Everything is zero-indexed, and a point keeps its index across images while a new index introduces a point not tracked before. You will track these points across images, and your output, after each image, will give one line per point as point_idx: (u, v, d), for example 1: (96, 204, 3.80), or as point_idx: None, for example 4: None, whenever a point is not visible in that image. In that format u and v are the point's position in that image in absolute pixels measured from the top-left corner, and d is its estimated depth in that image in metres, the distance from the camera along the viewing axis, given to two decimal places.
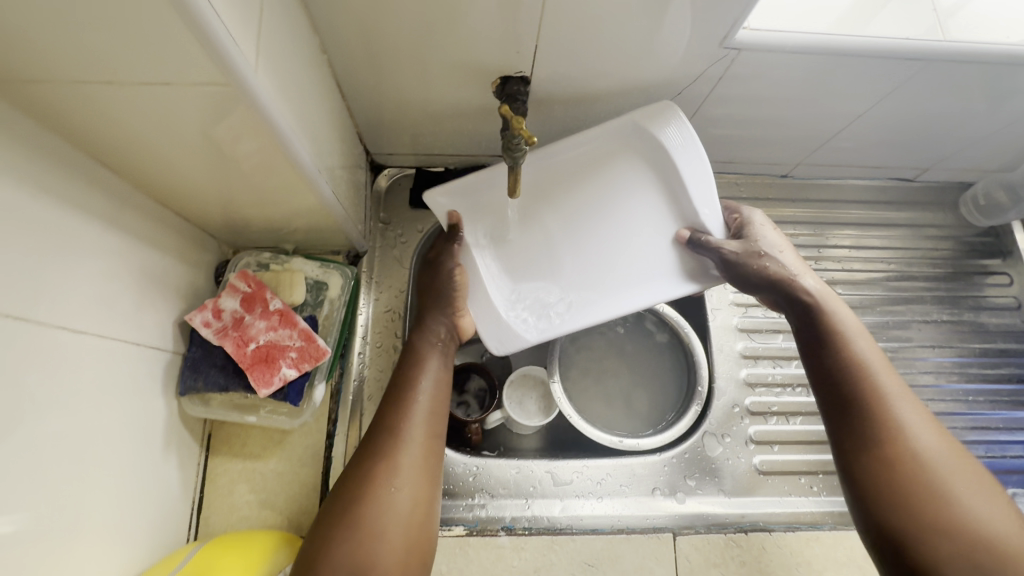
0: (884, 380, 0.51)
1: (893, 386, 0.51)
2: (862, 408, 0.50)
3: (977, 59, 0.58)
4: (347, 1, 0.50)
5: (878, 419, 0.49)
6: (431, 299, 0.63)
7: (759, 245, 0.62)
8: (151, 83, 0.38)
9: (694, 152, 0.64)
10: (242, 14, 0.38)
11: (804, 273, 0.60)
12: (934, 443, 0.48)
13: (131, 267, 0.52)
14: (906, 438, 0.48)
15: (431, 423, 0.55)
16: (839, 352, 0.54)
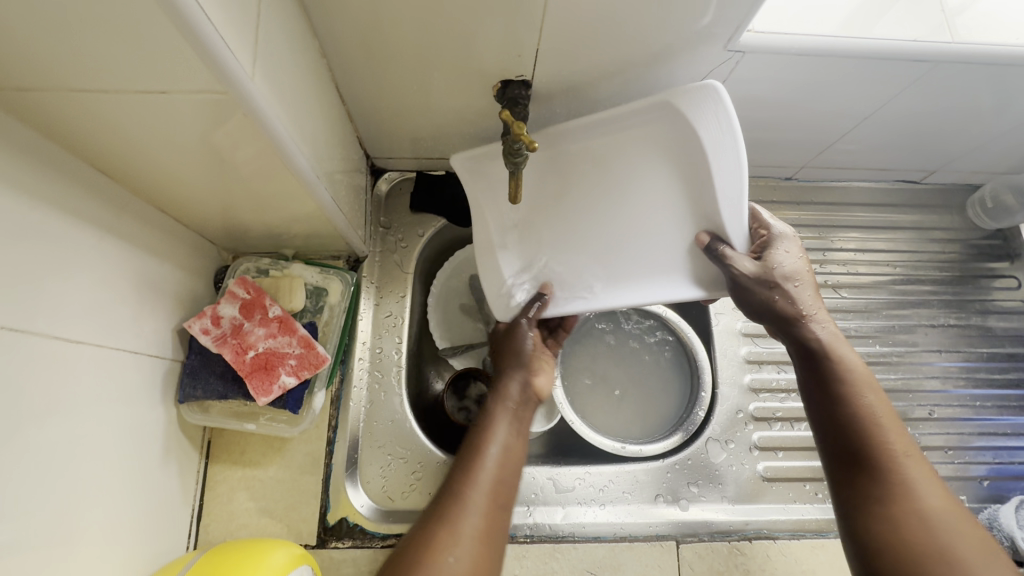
0: (891, 437, 0.50)
1: (899, 443, 0.50)
2: (869, 462, 0.50)
3: (986, 61, 0.57)
4: (346, 5, 0.50)
5: (882, 477, 0.49)
6: (508, 360, 0.63)
7: (775, 272, 0.58)
8: (147, 91, 0.37)
9: (732, 151, 0.55)
10: (239, 21, 0.37)
11: (817, 315, 0.59)
12: (937, 504, 0.46)
13: (129, 275, 0.51)
14: (915, 499, 0.47)
15: (503, 472, 0.52)
16: (849, 398, 0.53)
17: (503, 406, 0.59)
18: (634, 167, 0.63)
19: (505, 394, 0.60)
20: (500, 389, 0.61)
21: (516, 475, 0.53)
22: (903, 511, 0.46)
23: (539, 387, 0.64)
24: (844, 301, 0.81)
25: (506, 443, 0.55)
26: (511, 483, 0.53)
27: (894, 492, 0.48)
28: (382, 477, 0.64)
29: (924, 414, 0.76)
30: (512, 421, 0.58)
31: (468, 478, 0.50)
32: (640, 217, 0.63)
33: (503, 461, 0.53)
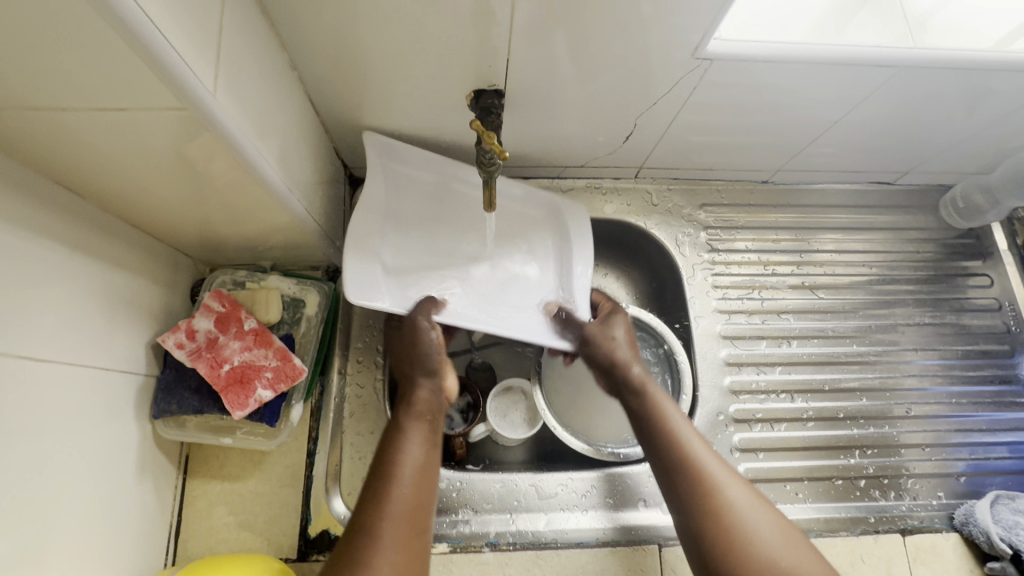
0: (692, 444, 0.57)
1: (699, 447, 0.57)
2: (692, 480, 0.54)
3: (950, 65, 0.58)
4: (314, 20, 0.51)
5: (694, 484, 0.54)
6: (411, 364, 0.62)
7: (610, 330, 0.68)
8: (106, 108, 0.37)
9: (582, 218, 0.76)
10: (198, 37, 0.37)
11: (635, 359, 0.66)
12: (743, 496, 0.53)
13: (99, 290, 0.51)
14: (717, 499, 0.53)
15: (417, 495, 0.51)
16: (663, 428, 0.59)
17: (411, 416, 0.58)
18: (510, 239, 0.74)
19: (415, 404, 0.59)
20: (409, 401, 0.59)
21: (431, 487, 0.53)
22: (719, 517, 0.52)
23: (449, 388, 0.64)
24: (822, 301, 0.82)
25: (421, 456, 0.54)
26: (427, 505, 0.52)
27: (710, 500, 0.53)
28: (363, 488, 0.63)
29: (902, 412, 0.76)
30: (424, 434, 0.57)
31: (378, 508, 0.49)
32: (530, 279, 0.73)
33: (419, 476, 0.53)
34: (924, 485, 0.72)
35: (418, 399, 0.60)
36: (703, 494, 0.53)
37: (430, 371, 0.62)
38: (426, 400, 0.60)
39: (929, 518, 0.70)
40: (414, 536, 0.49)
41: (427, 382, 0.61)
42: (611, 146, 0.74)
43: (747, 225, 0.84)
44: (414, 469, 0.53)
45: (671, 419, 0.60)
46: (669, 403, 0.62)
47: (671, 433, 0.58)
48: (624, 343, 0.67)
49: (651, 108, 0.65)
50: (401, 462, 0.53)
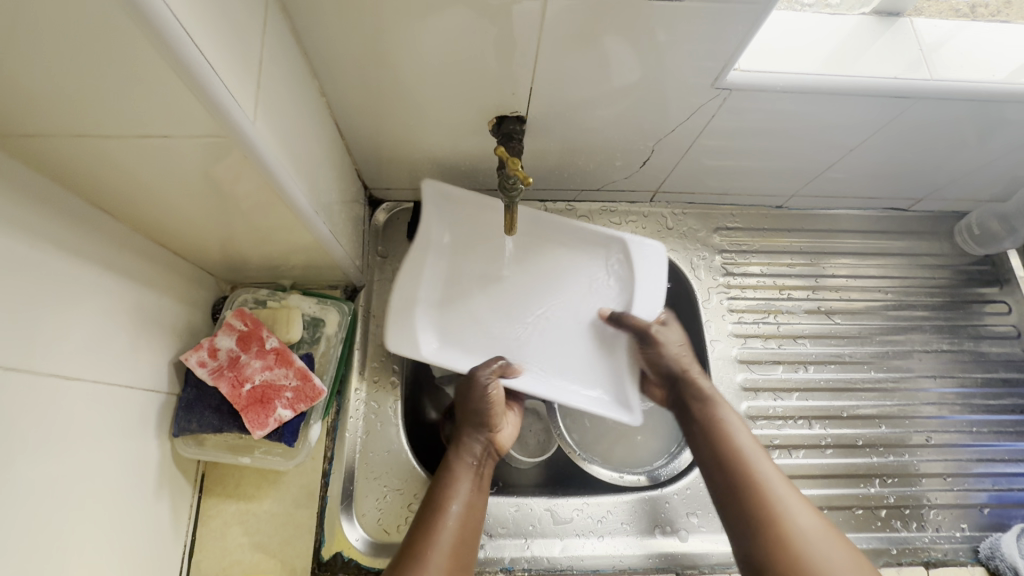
0: (737, 437, 0.61)
1: (745, 440, 0.61)
2: (750, 502, 0.56)
3: (966, 96, 0.59)
4: (346, 49, 0.52)
5: (738, 469, 0.58)
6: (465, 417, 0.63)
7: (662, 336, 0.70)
8: (149, 135, 0.39)
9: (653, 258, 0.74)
10: (240, 67, 0.39)
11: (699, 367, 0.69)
12: (783, 492, 0.56)
13: (126, 308, 0.51)
14: (759, 483, 0.56)
15: (462, 533, 0.55)
16: (732, 456, 0.59)
17: (461, 470, 0.60)
18: (569, 266, 0.75)
19: (466, 452, 0.62)
20: (462, 447, 0.62)
21: (476, 528, 0.56)
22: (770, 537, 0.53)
23: (500, 440, 0.65)
24: (838, 326, 0.82)
25: (462, 512, 0.56)
26: (470, 542, 0.55)
27: (762, 517, 0.54)
28: (377, 510, 0.63)
29: (921, 440, 0.75)
30: (474, 478, 0.60)
31: (427, 537, 0.53)
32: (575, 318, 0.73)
33: (458, 535, 0.55)
34: (946, 516, 0.71)
35: (470, 447, 0.62)
36: (733, 468, 0.59)
37: (482, 426, 0.63)
38: (474, 456, 0.62)
39: (952, 551, 0.68)
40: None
41: (475, 435, 0.63)
42: (628, 171, 0.75)
43: (761, 249, 0.85)
44: (460, 510, 0.56)
45: (739, 440, 0.61)
46: (744, 433, 0.62)
47: (740, 460, 0.59)
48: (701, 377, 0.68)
49: (671, 133, 0.66)
50: (442, 526, 0.54)
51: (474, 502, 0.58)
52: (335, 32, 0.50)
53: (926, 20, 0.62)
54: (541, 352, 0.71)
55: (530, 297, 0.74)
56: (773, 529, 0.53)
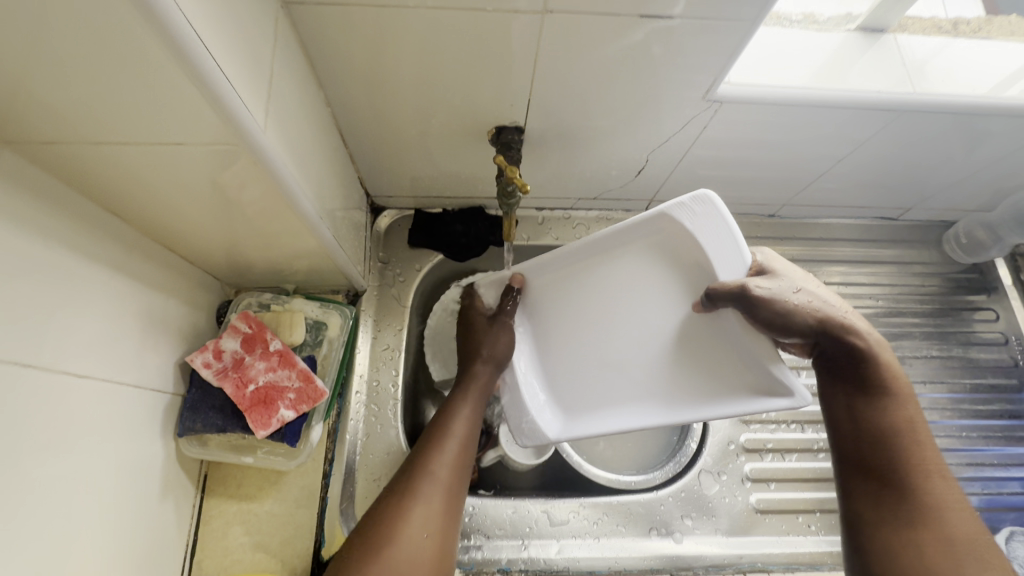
0: (898, 401, 0.49)
1: (907, 411, 0.49)
2: (897, 482, 0.46)
3: (949, 109, 0.61)
4: (352, 62, 0.54)
5: (885, 437, 0.48)
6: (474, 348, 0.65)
7: (788, 283, 0.54)
8: (164, 142, 0.40)
9: (714, 219, 0.56)
10: (251, 79, 0.41)
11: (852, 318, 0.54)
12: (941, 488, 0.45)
13: (134, 310, 0.53)
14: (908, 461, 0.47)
15: (456, 466, 0.54)
16: (889, 430, 0.48)
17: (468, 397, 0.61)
18: (616, 263, 0.62)
19: (472, 378, 0.62)
20: (467, 376, 0.63)
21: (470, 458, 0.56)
22: (899, 520, 0.45)
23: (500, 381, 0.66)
24: None
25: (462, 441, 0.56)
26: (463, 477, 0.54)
27: (898, 497, 0.46)
28: None
29: None
30: (477, 402, 0.60)
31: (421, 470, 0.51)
32: (639, 320, 0.63)
33: (456, 461, 0.54)
34: None
35: (477, 375, 0.63)
36: (874, 431, 0.49)
37: (491, 357, 0.64)
38: (481, 388, 0.62)
39: None
40: (440, 521, 0.49)
41: (487, 369, 0.63)
42: (623, 179, 0.77)
43: None
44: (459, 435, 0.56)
45: (907, 415, 0.48)
46: (911, 408, 0.49)
47: (898, 438, 0.47)
48: (863, 324, 0.53)
49: (665, 143, 0.68)
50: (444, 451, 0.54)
51: (471, 432, 0.58)
52: (340, 45, 0.52)
53: (909, 36, 0.64)
54: (622, 363, 0.64)
55: (598, 301, 0.64)
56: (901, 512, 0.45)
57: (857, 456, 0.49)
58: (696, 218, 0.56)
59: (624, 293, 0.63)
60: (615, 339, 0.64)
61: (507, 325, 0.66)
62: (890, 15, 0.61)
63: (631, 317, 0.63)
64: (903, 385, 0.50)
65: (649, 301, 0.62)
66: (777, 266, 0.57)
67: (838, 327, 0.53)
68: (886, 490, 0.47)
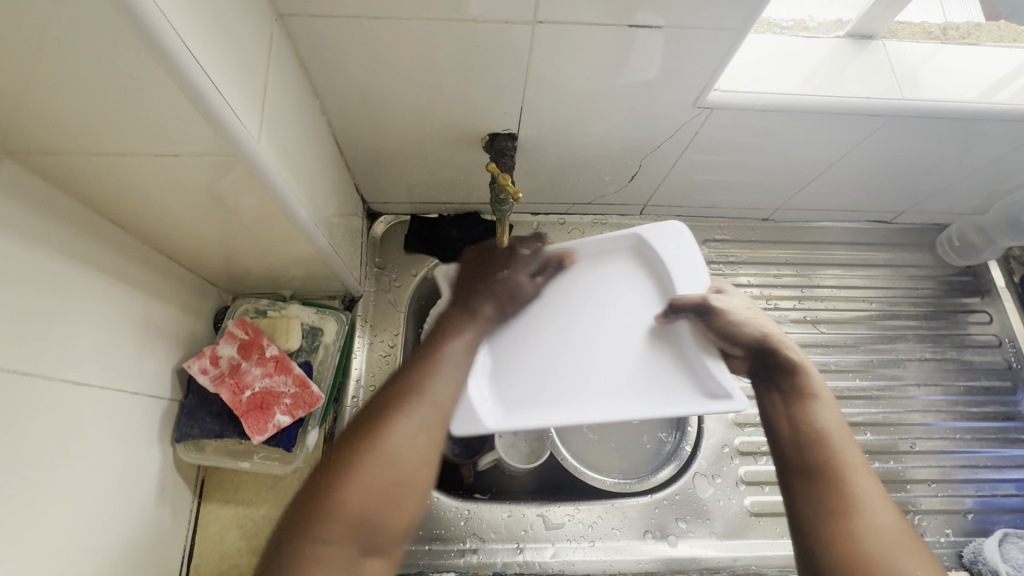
0: (823, 415, 0.54)
1: (832, 422, 0.53)
2: (828, 477, 0.48)
3: (938, 115, 0.62)
4: (346, 72, 0.55)
5: (813, 436, 0.52)
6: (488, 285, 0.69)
7: (738, 308, 0.65)
8: (161, 153, 0.41)
9: (683, 244, 0.69)
10: (245, 91, 0.41)
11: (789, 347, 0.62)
12: (864, 482, 0.48)
13: (132, 317, 0.53)
14: (834, 457, 0.50)
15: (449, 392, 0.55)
16: (816, 434, 0.52)
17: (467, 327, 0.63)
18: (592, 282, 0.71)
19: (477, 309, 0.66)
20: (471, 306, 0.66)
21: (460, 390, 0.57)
22: (838, 513, 0.46)
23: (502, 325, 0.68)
24: (825, 335, 0.84)
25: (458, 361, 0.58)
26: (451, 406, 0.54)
27: (835, 494, 0.47)
28: None
29: (907, 447, 0.77)
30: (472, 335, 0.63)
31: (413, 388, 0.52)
32: (604, 338, 0.67)
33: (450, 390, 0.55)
34: (931, 522, 0.72)
35: (478, 307, 0.66)
36: (804, 434, 0.53)
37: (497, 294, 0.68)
38: (484, 323, 0.65)
39: (938, 556, 0.69)
40: (432, 433, 0.50)
41: (490, 304, 0.67)
42: (617, 185, 0.77)
43: (749, 260, 0.87)
44: (453, 363, 0.57)
45: (827, 422, 0.53)
46: (831, 415, 0.54)
47: (824, 440, 0.52)
48: (795, 350, 0.62)
49: (657, 149, 0.69)
50: (439, 369, 0.56)
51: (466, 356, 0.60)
52: (335, 56, 0.53)
53: (899, 43, 0.65)
54: (574, 372, 0.65)
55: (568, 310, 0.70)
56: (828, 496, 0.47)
57: (796, 459, 0.51)
58: (666, 245, 0.70)
59: (590, 312, 0.69)
60: (579, 343, 0.67)
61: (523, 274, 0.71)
62: (880, 21, 0.62)
63: (592, 332, 0.68)
64: (825, 396, 0.56)
65: (617, 318, 0.69)
66: (732, 294, 0.67)
67: (777, 352, 0.62)
68: (823, 489, 0.48)
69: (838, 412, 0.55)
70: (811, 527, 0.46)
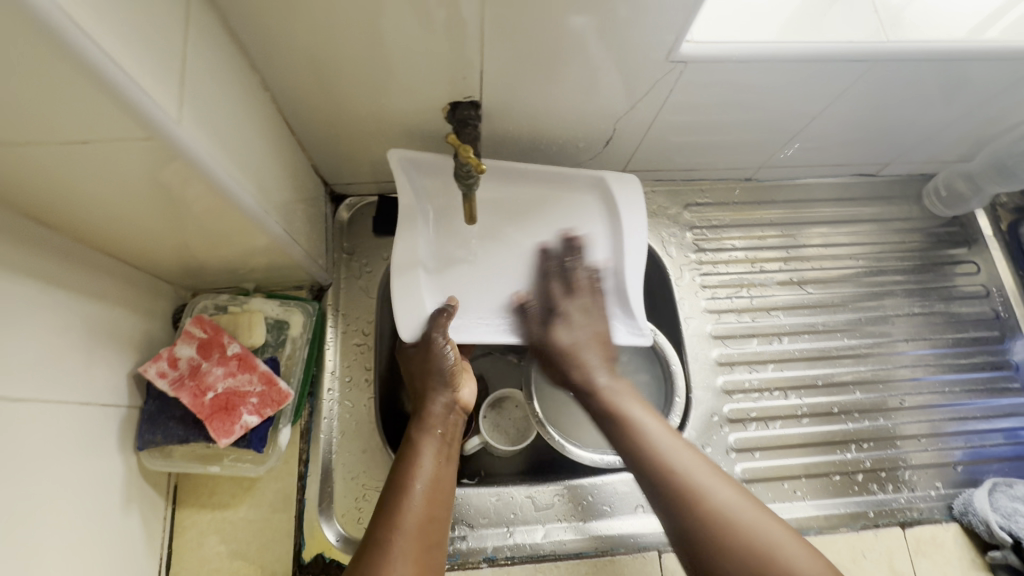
0: (633, 411, 0.61)
1: (642, 416, 0.60)
2: (661, 468, 0.55)
3: (924, 57, 0.58)
4: (285, 40, 0.50)
5: (636, 435, 0.58)
6: (426, 382, 0.62)
7: (553, 320, 0.68)
8: (69, 141, 0.36)
9: (637, 193, 0.72)
10: (157, 62, 0.37)
11: (595, 361, 0.66)
12: (684, 455, 0.56)
13: (75, 323, 0.50)
14: (656, 447, 0.57)
15: (432, 503, 0.53)
16: (637, 433, 0.59)
17: (426, 444, 0.58)
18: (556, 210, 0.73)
19: (430, 418, 0.60)
20: (426, 415, 0.60)
21: (444, 502, 0.54)
22: (707, 523, 0.51)
23: (463, 400, 0.64)
24: (812, 296, 0.82)
25: (429, 488, 0.54)
26: (441, 515, 0.54)
27: (686, 499, 0.52)
28: (357, 509, 0.63)
29: (896, 403, 0.76)
30: (438, 448, 0.58)
31: (393, 517, 0.51)
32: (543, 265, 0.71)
33: (427, 511, 0.52)
34: (921, 476, 0.72)
35: (433, 412, 0.61)
36: (631, 434, 0.59)
37: (447, 383, 0.62)
38: (444, 427, 0.60)
39: (928, 510, 0.70)
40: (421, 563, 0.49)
41: (441, 399, 0.61)
42: (592, 151, 0.74)
43: (734, 223, 0.85)
44: (427, 480, 0.54)
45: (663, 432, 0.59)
46: (640, 411, 0.61)
47: (642, 437, 0.58)
48: (600, 364, 0.66)
49: (630, 111, 0.65)
50: (407, 510, 0.51)
51: (443, 486, 0.55)
52: (268, 22, 0.48)
53: None
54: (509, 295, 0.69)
55: (515, 230, 0.72)
56: (673, 486, 0.54)
57: (637, 461, 0.57)
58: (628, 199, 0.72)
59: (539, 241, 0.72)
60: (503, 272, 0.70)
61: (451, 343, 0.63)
62: None
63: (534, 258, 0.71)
64: (628, 399, 0.63)
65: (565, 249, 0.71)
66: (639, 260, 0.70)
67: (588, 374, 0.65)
68: (664, 480, 0.54)
69: (643, 405, 0.62)
70: (696, 547, 0.50)
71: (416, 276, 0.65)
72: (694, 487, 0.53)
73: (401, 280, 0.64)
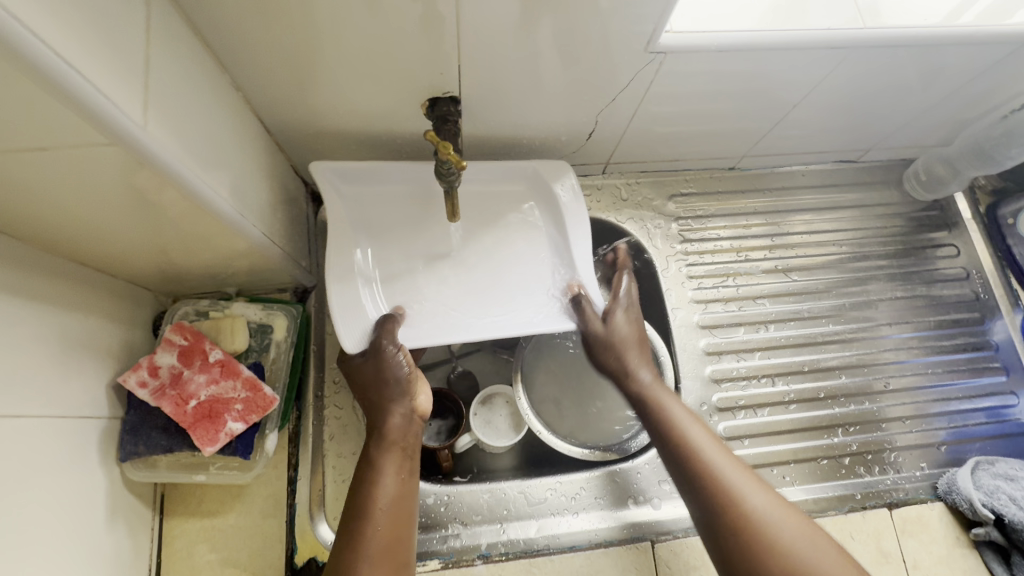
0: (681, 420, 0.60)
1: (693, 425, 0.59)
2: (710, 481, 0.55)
3: (902, 43, 0.58)
4: (254, 38, 0.49)
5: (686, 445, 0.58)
6: (381, 393, 0.60)
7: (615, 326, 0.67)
8: (24, 149, 0.35)
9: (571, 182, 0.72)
10: (116, 63, 0.35)
11: (640, 363, 0.66)
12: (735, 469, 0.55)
13: (48, 335, 0.48)
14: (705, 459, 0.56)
15: (395, 525, 0.53)
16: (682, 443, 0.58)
17: (387, 464, 0.56)
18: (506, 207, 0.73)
19: (388, 432, 0.58)
20: (383, 430, 0.59)
21: (408, 519, 0.55)
22: (756, 545, 0.50)
23: (421, 407, 0.63)
24: (797, 283, 0.83)
25: (392, 509, 0.54)
26: (405, 534, 0.54)
27: (735, 511, 0.52)
28: None
29: (881, 386, 0.77)
30: (399, 465, 0.57)
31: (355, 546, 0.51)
32: (490, 264, 0.71)
33: (390, 533, 0.52)
34: (906, 458, 0.73)
35: (391, 425, 0.59)
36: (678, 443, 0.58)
37: (404, 392, 0.61)
38: (404, 439, 0.59)
39: (913, 490, 0.71)
40: None
41: (399, 410, 0.60)
42: (575, 144, 0.73)
43: (718, 212, 0.85)
44: (389, 502, 0.54)
45: (709, 458, 0.57)
46: (687, 418, 0.60)
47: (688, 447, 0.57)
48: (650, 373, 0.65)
49: (611, 103, 0.64)
50: (370, 537, 0.51)
51: (407, 502, 0.55)
52: (235, 19, 0.46)
53: None
54: (455, 297, 0.68)
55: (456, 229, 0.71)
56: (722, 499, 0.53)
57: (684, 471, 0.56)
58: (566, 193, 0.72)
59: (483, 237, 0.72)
60: (444, 274, 0.69)
61: (402, 348, 0.62)
62: None
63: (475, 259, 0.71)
64: (673, 406, 0.62)
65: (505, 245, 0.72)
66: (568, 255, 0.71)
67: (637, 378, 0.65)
68: (713, 493, 0.54)
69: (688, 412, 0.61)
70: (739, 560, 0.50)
71: (355, 289, 0.65)
72: (747, 502, 0.53)
73: (338, 294, 0.63)
